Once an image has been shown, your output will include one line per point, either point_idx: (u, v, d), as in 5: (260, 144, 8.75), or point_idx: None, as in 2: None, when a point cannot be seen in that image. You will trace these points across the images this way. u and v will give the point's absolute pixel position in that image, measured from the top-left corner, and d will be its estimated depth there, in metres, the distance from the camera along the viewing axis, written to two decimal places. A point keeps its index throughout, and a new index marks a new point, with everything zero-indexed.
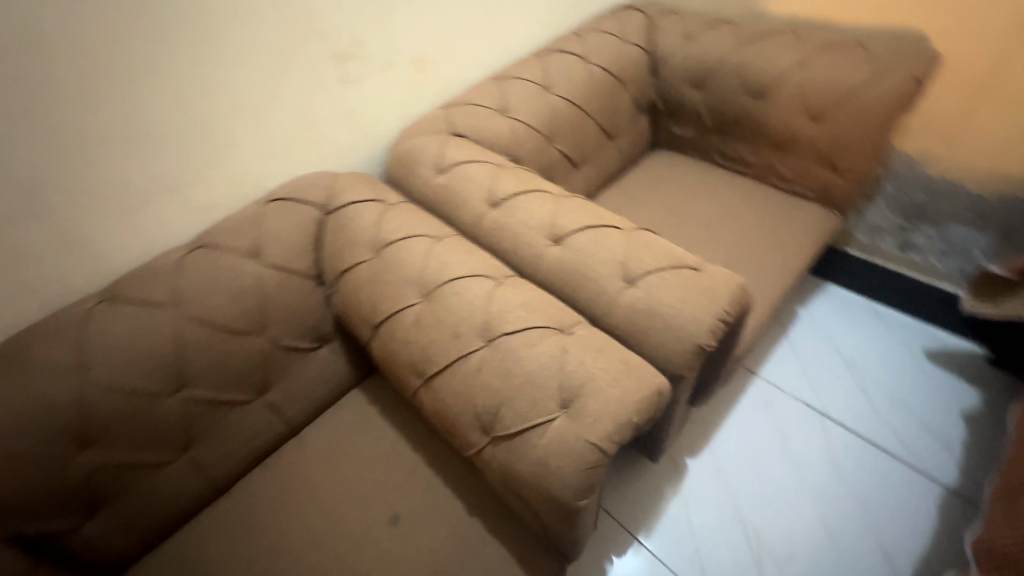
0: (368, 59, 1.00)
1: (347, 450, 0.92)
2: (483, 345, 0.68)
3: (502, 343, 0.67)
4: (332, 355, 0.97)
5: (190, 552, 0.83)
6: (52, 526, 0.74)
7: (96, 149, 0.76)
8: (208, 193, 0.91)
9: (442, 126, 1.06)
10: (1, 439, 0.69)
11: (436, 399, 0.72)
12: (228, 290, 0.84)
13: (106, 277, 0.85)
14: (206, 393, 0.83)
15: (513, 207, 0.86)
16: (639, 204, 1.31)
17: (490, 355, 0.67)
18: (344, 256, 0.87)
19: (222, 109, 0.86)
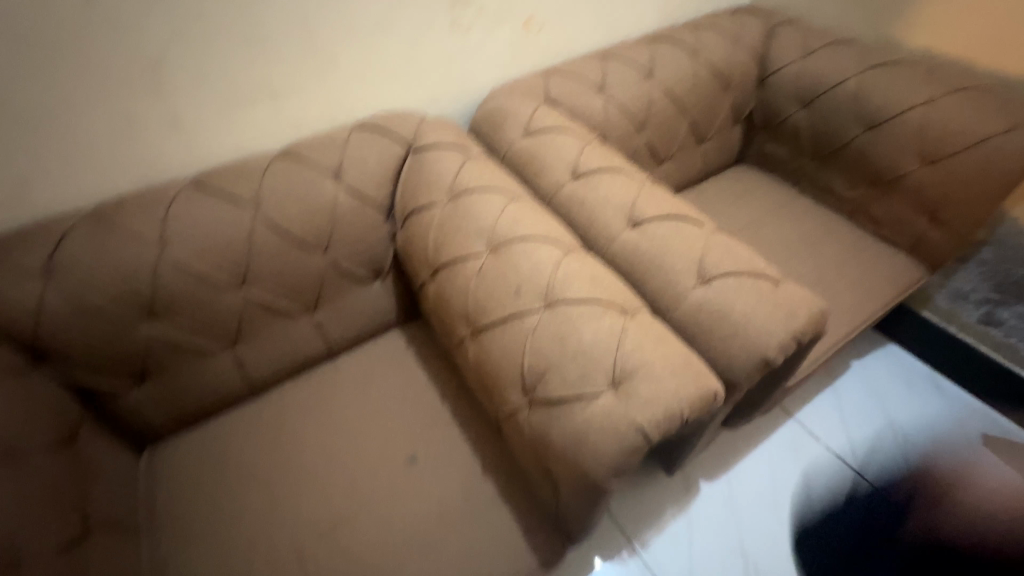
0: (482, 9, 0.99)
1: (378, 384, 0.94)
2: (542, 308, 0.67)
3: (561, 310, 0.66)
4: (383, 290, 0.99)
5: (218, 440, 0.87)
6: (106, 384, 0.79)
7: (213, 40, 0.78)
8: (303, 108, 0.93)
9: (536, 91, 1.05)
10: (79, 292, 0.73)
11: (482, 351, 0.72)
12: (304, 204, 0.86)
13: (196, 166, 0.89)
14: (263, 296, 0.86)
15: (595, 182, 0.84)
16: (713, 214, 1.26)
17: (547, 320, 0.66)
18: (418, 196, 0.88)
19: (335, 28, 0.87)
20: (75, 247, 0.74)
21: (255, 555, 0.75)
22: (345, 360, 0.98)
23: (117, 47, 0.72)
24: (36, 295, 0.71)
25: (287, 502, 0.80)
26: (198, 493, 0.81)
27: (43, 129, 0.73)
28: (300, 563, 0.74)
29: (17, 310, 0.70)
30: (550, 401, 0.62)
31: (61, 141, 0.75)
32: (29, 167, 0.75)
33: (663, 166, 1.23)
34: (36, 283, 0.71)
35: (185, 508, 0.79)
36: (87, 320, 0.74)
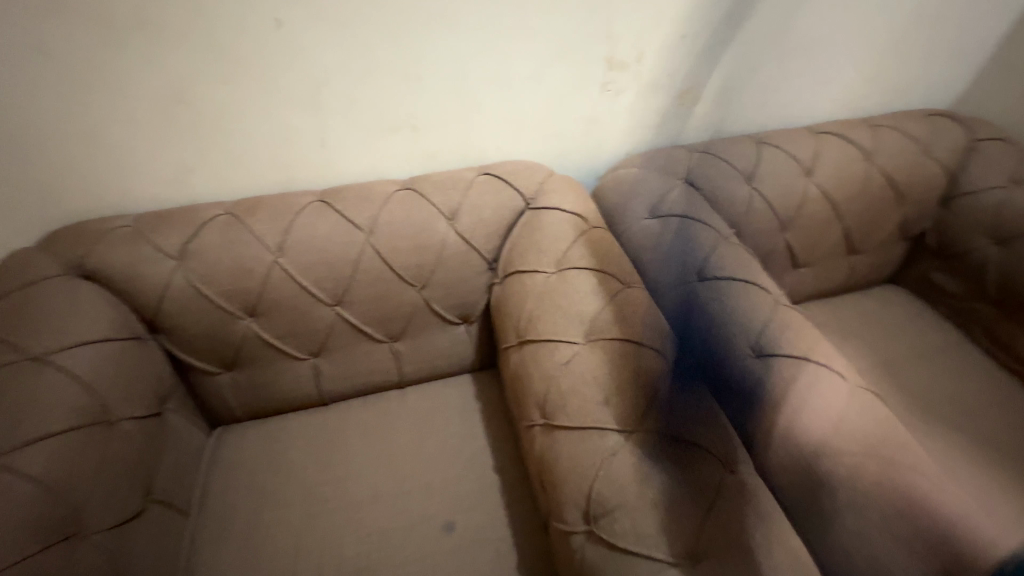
0: (637, 75, 0.94)
1: (437, 431, 0.91)
2: (628, 430, 0.60)
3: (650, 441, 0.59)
4: (466, 336, 0.96)
5: (278, 440, 0.89)
6: (201, 364, 0.84)
7: (373, 72, 0.81)
8: (436, 143, 0.94)
9: (675, 166, 0.96)
10: (201, 279, 0.78)
11: (550, 451, 0.65)
12: (413, 239, 0.85)
13: (329, 180, 0.93)
14: (354, 317, 0.87)
15: (721, 291, 0.74)
16: (847, 338, 1.08)
17: (632, 447, 0.59)
18: (526, 257, 0.84)
19: (486, 74, 0.87)
20: (208, 238, 0.79)
21: None
22: (412, 395, 0.96)
23: (291, 66, 0.77)
24: (166, 273, 0.77)
25: (320, 529, 0.79)
26: (246, 490, 0.83)
27: (212, 128, 0.80)
28: None
29: (149, 283, 0.76)
30: (618, 550, 0.55)
31: (225, 140, 0.82)
32: (194, 158, 0.83)
33: (801, 270, 1.08)
34: (169, 262, 0.77)
35: (230, 502, 0.81)
36: (201, 306, 0.79)
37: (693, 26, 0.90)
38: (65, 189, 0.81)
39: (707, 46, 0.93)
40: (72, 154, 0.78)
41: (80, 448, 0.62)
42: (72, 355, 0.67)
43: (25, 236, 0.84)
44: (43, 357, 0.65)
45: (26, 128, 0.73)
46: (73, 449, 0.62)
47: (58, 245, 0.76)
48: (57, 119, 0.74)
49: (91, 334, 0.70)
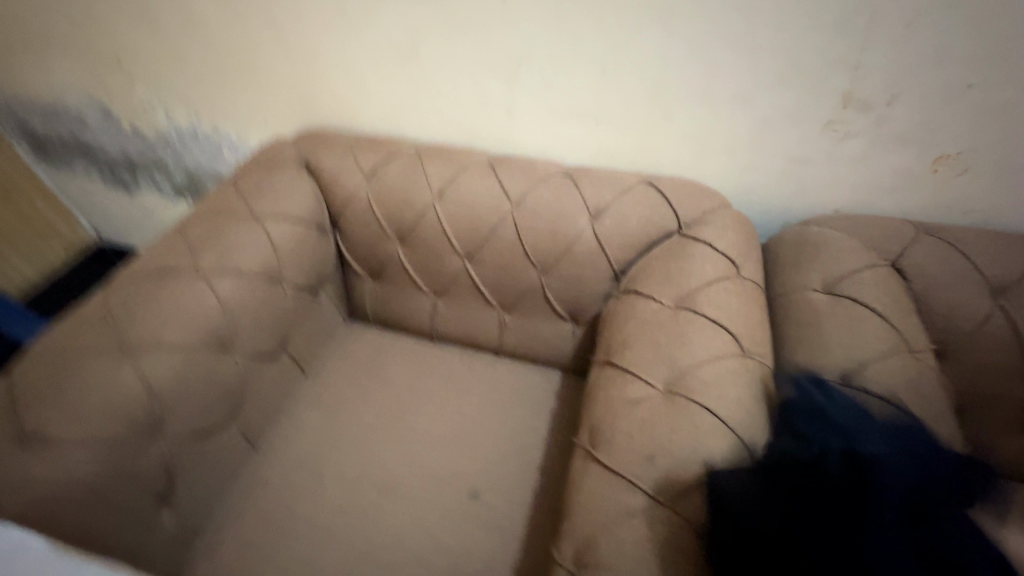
0: (878, 121, 0.76)
1: (506, 407, 0.94)
2: (653, 492, 0.55)
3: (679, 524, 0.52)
4: (569, 334, 0.95)
5: (386, 351, 1.04)
6: (356, 266, 1.01)
7: (574, 58, 0.83)
8: (614, 139, 0.92)
9: (888, 244, 0.76)
10: (376, 200, 0.93)
11: (577, 477, 0.61)
12: (551, 224, 0.86)
13: (507, 148, 1.00)
14: (477, 276, 0.94)
15: (864, 411, 0.59)
16: None
17: (657, 520, 0.52)
18: (651, 281, 0.78)
19: (686, 83, 0.81)
20: (393, 168, 0.93)
21: (335, 457, 0.87)
22: (502, 366, 1.01)
23: (502, 38, 0.84)
24: (354, 185, 0.94)
25: (381, 438, 0.90)
26: (348, 377, 0.99)
27: (429, 79, 0.93)
28: (349, 493, 0.83)
29: (342, 189, 0.95)
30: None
31: (436, 91, 0.95)
32: (409, 100, 0.98)
33: None
34: (360, 178, 0.94)
35: (334, 380, 0.98)
36: (369, 220, 0.95)
37: (989, 76, 0.68)
38: (324, 101, 1.05)
39: (1002, 107, 0.70)
40: (334, 76, 1.00)
41: (253, 290, 0.82)
42: (274, 223, 0.88)
43: (294, 128, 1.13)
44: (258, 218, 0.87)
45: (313, 48, 0.97)
46: (248, 289, 0.82)
47: (302, 141, 1.00)
48: (333, 49, 0.95)
49: (292, 214, 0.91)
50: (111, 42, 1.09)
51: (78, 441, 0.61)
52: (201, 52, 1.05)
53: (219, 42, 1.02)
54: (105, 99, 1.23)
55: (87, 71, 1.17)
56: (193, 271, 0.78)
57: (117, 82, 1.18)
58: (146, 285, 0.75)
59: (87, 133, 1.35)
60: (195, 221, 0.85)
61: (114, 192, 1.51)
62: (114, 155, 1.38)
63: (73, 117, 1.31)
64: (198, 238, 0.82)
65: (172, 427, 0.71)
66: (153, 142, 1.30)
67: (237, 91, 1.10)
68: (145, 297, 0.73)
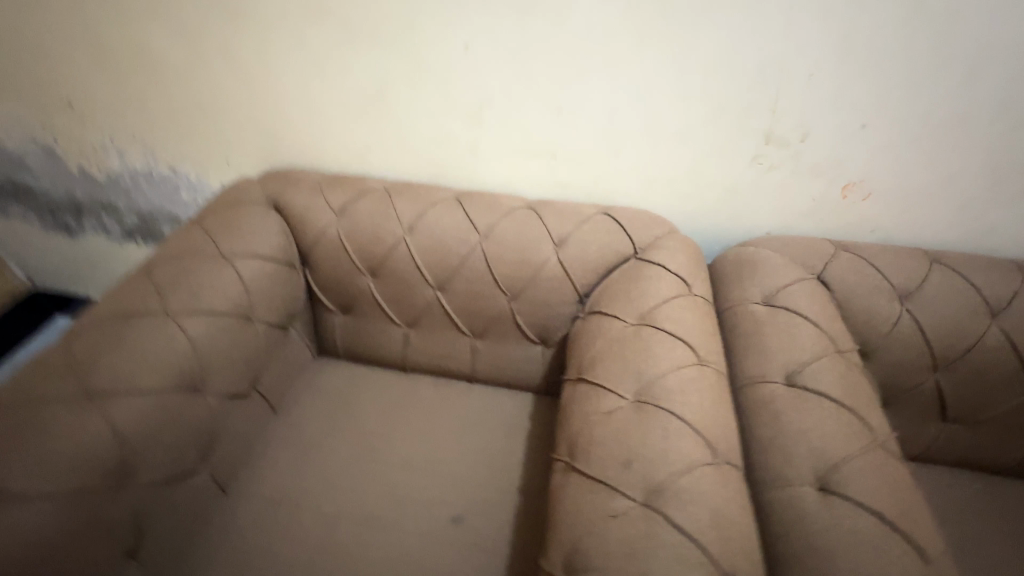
0: (796, 155, 0.89)
1: (482, 431, 0.96)
2: (638, 504, 0.58)
3: (657, 522, 0.56)
4: (539, 357, 1.00)
5: (358, 385, 1.04)
6: (326, 301, 1.02)
7: (533, 101, 0.91)
8: (571, 174, 1.00)
9: (814, 260, 0.87)
10: (347, 236, 0.96)
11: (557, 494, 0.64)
12: (518, 253, 0.92)
13: (470, 184, 1.05)
14: (448, 305, 0.97)
15: (806, 406, 0.66)
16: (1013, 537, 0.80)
17: (637, 521, 0.56)
18: (613, 302, 0.84)
19: (634, 123, 0.91)
20: (362, 204, 0.96)
21: (312, 495, 0.86)
22: (475, 392, 1.03)
23: (466, 83, 0.91)
24: (325, 222, 0.96)
25: (358, 472, 0.89)
26: (319, 414, 0.98)
27: (395, 121, 0.99)
28: (328, 530, 0.82)
29: (312, 226, 0.96)
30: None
31: (402, 132, 1.00)
32: (376, 139, 1.02)
33: (952, 426, 0.87)
34: (330, 215, 0.96)
35: (306, 418, 0.97)
36: (339, 255, 0.97)
37: (875, 116, 0.82)
38: (289, 142, 1.07)
39: (888, 140, 0.85)
40: (301, 118, 1.03)
41: (223, 328, 0.82)
42: (244, 261, 0.88)
43: (257, 168, 1.13)
44: (228, 256, 0.88)
45: (280, 93, 1.00)
46: (219, 327, 0.81)
47: (269, 181, 1.01)
48: (300, 92, 0.99)
49: (262, 251, 0.92)
50: (64, 85, 1.08)
51: (43, 493, 0.59)
52: (161, 95, 1.05)
53: (182, 86, 1.03)
54: (51, 141, 1.19)
55: (35, 113, 1.15)
56: (161, 313, 0.77)
57: (66, 125, 1.15)
58: (112, 328, 0.73)
59: (28, 175, 1.29)
60: (161, 262, 0.84)
61: (54, 236, 1.44)
62: (58, 198, 1.33)
63: (13, 160, 1.26)
64: (166, 278, 0.81)
65: (140, 476, 0.69)
66: (104, 185, 1.26)
67: (198, 133, 1.10)
68: (111, 341, 0.72)
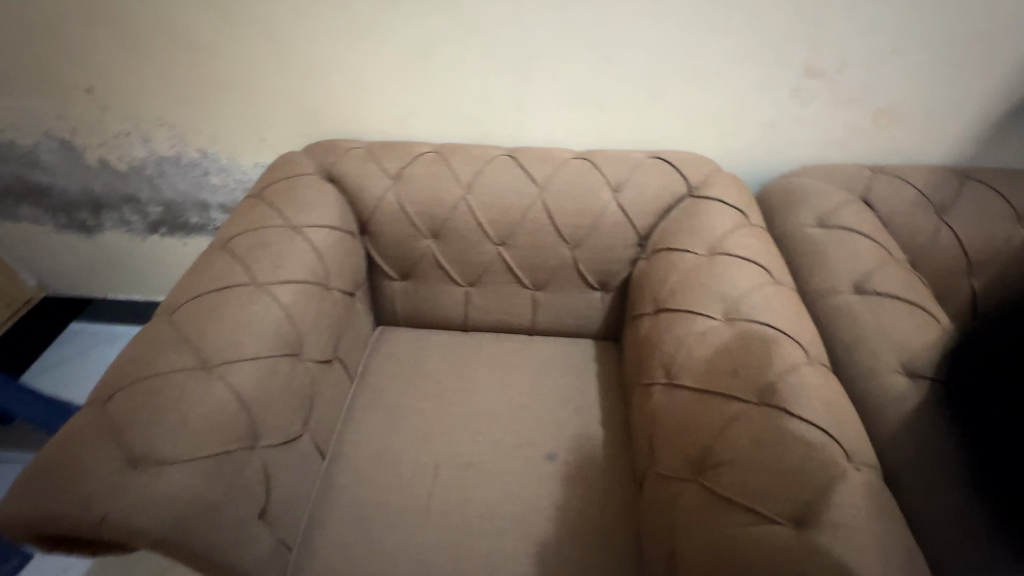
0: (833, 85, 0.94)
1: (554, 377, 1.01)
2: (732, 411, 0.64)
3: (754, 419, 0.62)
4: (598, 302, 1.05)
5: (426, 347, 1.07)
6: (386, 269, 1.04)
7: (581, 52, 0.93)
8: (615, 123, 1.02)
9: (855, 184, 0.93)
10: (407, 200, 0.97)
11: (658, 428, 0.71)
12: (578, 202, 0.95)
13: (515, 141, 1.07)
14: (510, 260, 1.00)
15: (880, 307, 0.73)
16: None
17: (740, 425, 0.62)
18: (678, 238, 0.89)
19: (679, 67, 0.93)
20: (419, 168, 0.98)
21: (408, 449, 0.89)
22: (539, 342, 1.08)
23: (513, 38, 0.92)
24: (382, 188, 0.97)
25: (447, 424, 0.93)
26: (396, 377, 1.01)
27: (439, 83, 0.99)
28: (432, 477, 0.86)
29: (371, 193, 0.97)
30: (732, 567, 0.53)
31: (447, 93, 1.00)
32: (419, 104, 1.02)
33: None
34: (386, 181, 0.97)
35: (383, 382, 1.00)
36: (400, 220, 0.98)
37: (907, 41, 0.87)
38: (328, 113, 1.06)
39: (918, 65, 0.90)
40: (340, 87, 1.01)
41: (309, 296, 0.83)
42: (314, 231, 0.89)
43: (293, 143, 1.12)
44: (297, 228, 0.88)
45: (317, 62, 0.98)
46: (305, 295, 0.82)
47: (317, 153, 1.01)
48: (339, 60, 0.97)
49: (327, 221, 0.92)
50: (84, 72, 1.04)
51: (187, 458, 0.60)
52: (191, 74, 1.02)
53: (212, 63, 1.00)
54: (68, 134, 1.15)
55: (50, 104, 1.10)
56: (251, 284, 0.77)
57: (86, 114, 1.11)
58: (208, 301, 0.74)
59: (42, 174, 1.24)
60: (235, 237, 0.84)
61: (69, 236, 1.40)
62: (74, 195, 1.29)
63: (24, 157, 1.21)
64: (246, 251, 0.81)
65: (264, 437, 0.70)
66: (126, 175, 1.23)
67: (230, 111, 1.08)
68: (213, 312, 0.72)
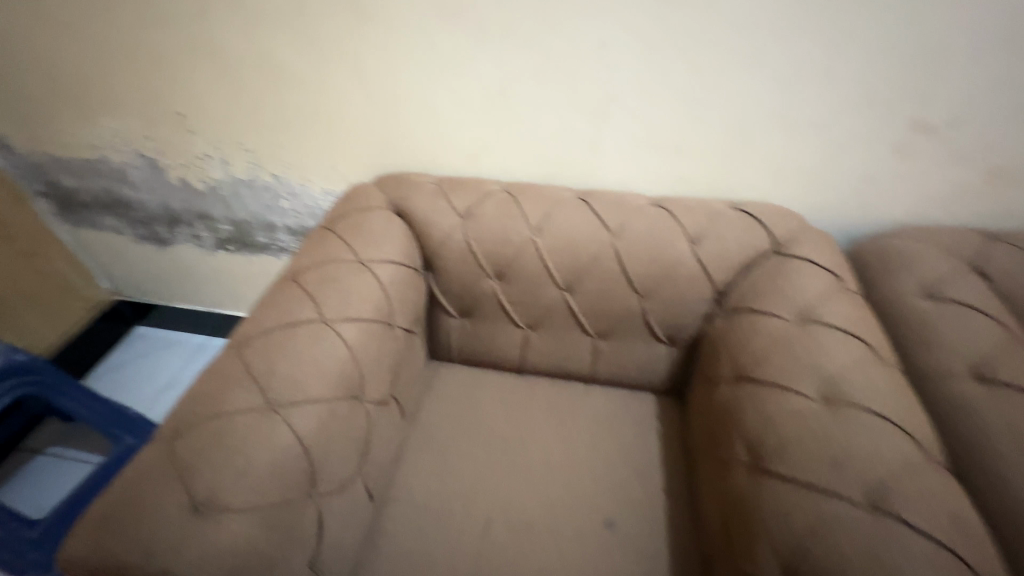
0: (943, 142, 0.86)
1: (613, 433, 0.95)
2: (841, 510, 0.56)
3: (863, 523, 0.55)
4: (664, 356, 0.98)
5: (479, 388, 1.03)
6: (446, 305, 1.02)
7: (665, 97, 0.89)
8: (693, 170, 0.98)
9: (966, 250, 0.84)
10: (474, 239, 0.95)
11: (749, 512, 0.62)
12: (652, 251, 0.91)
13: (585, 183, 1.04)
14: (575, 305, 0.96)
15: (1008, 401, 0.64)
16: None
17: (849, 528, 0.55)
18: (763, 298, 0.83)
19: (769, 115, 0.88)
20: (488, 206, 0.96)
21: (458, 499, 0.86)
22: (596, 393, 1.02)
23: (595, 81, 0.89)
24: (451, 225, 0.96)
25: (500, 474, 0.89)
26: (448, 419, 0.97)
27: (515, 121, 0.97)
28: (483, 533, 0.81)
29: (438, 230, 0.96)
30: None
31: (521, 132, 0.99)
32: (492, 142, 1.01)
33: None
34: (455, 218, 0.96)
35: (434, 422, 0.97)
36: (465, 259, 0.96)
37: None
38: (400, 146, 1.06)
39: None
40: (415, 122, 1.02)
41: (374, 335, 0.81)
42: (381, 266, 0.88)
43: (363, 172, 1.13)
44: (365, 263, 0.88)
45: (396, 97, 0.99)
46: (370, 334, 0.81)
47: (387, 185, 1.01)
48: (418, 96, 0.98)
49: (394, 256, 0.91)
50: (176, 97, 1.09)
51: (249, 505, 0.59)
52: (275, 104, 1.06)
53: (296, 94, 1.03)
54: (156, 153, 1.21)
55: (143, 126, 1.16)
56: (319, 320, 0.77)
57: (173, 136, 1.16)
58: (278, 337, 0.73)
59: (127, 188, 1.31)
60: (307, 270, 0.84)
61: (145, 246, 1.46)
62: (153, 209, 1.35)
63: (114, 172, 1.28)
64: (316, 285, 0.81)
65: (322, 484, 0.69)
66: (203, 194, 1.27)
67: (307, 140, 1.10)
68: (281, 349, 0.72)
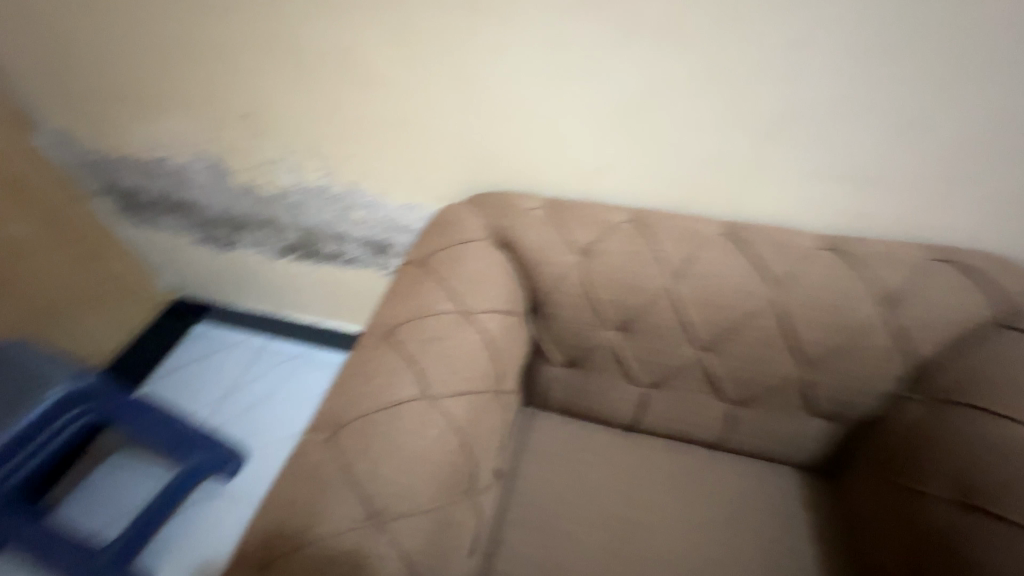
0: None
1: (750, 523, 0.79)
2: None
3: None
4: (819, 432, 0.80)
5: (583, 450, 0.88)
6: (550, 353, 0.86)
7: (863, 114, 0.68)
8: (878, 204, 0.76)
9: None
10: (594, 283, 0.78)
11: None
12: (827, 312, 0.71)
13: (727, 213, 0.84)
14: (713, 367, 0.79)
15: None
16: None
17: None
18: (991, 390, 0.63)
19: (1011, 141, 0.66)
20: (612, 243, 0.78)
21: None
22: (725, 465, 0.85)
23: (769, 91, 0.69)
24: (565, 265, 0.78)
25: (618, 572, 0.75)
26: (550, 488, 0.83)
27: (649, 137, 0.78)
28: None
29: (549, 269, 0.79)
30: None
31: (657, 150, 0.79)
32: (616, 159, 0.82)
33: None
34: (571, 256, 0.78)
35: (535, 492, 0.83)
36: (580, 304, 0.80)
37: None
38: (499, 160, 0.89)
39: None
40: (523, 133, 0.84)
41: (482, 409, 0.67)
42: (486, 318, 0.73)
43: (450, 186, 0.97)
44: (469, 314, 0.72)
45: (502, 103, 0.81)
46: (477, 408, 0.66)
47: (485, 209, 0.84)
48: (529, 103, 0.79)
49: (499, 303, 0.76)
50: (243, 97, 0.95)
51: None
52: (354, 107, 0.90)
53: (381, 97, 0.86)
54: (218, 156, 1.08)
55: (206, 126, 1.03)
56: (421, 397, 0.62)
57: (238, 138, 1.03)
58: (375, 421, 0.59)
59: (187, 190, 1.20)
60: (402, 324, 0.69)
61: (205, 249, 1.36)
62: (215, 213, 1.23)
63: (174, 174, 1.16)
64: (416, 347, 0.66)
65: None
66: (268, 200, 1.15)
67: (389, 148, 0.94)
68: (380, 439, 0.58)
